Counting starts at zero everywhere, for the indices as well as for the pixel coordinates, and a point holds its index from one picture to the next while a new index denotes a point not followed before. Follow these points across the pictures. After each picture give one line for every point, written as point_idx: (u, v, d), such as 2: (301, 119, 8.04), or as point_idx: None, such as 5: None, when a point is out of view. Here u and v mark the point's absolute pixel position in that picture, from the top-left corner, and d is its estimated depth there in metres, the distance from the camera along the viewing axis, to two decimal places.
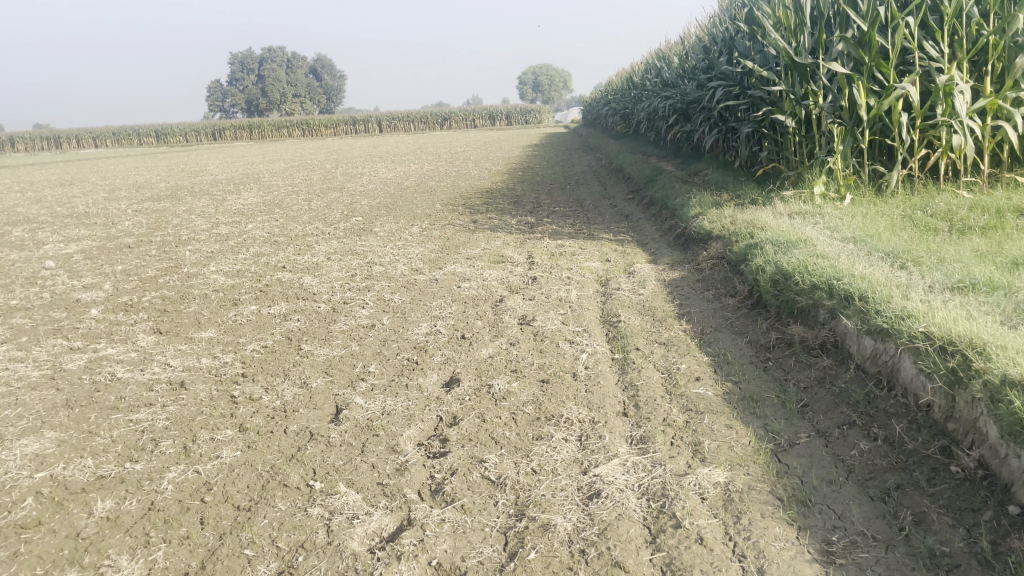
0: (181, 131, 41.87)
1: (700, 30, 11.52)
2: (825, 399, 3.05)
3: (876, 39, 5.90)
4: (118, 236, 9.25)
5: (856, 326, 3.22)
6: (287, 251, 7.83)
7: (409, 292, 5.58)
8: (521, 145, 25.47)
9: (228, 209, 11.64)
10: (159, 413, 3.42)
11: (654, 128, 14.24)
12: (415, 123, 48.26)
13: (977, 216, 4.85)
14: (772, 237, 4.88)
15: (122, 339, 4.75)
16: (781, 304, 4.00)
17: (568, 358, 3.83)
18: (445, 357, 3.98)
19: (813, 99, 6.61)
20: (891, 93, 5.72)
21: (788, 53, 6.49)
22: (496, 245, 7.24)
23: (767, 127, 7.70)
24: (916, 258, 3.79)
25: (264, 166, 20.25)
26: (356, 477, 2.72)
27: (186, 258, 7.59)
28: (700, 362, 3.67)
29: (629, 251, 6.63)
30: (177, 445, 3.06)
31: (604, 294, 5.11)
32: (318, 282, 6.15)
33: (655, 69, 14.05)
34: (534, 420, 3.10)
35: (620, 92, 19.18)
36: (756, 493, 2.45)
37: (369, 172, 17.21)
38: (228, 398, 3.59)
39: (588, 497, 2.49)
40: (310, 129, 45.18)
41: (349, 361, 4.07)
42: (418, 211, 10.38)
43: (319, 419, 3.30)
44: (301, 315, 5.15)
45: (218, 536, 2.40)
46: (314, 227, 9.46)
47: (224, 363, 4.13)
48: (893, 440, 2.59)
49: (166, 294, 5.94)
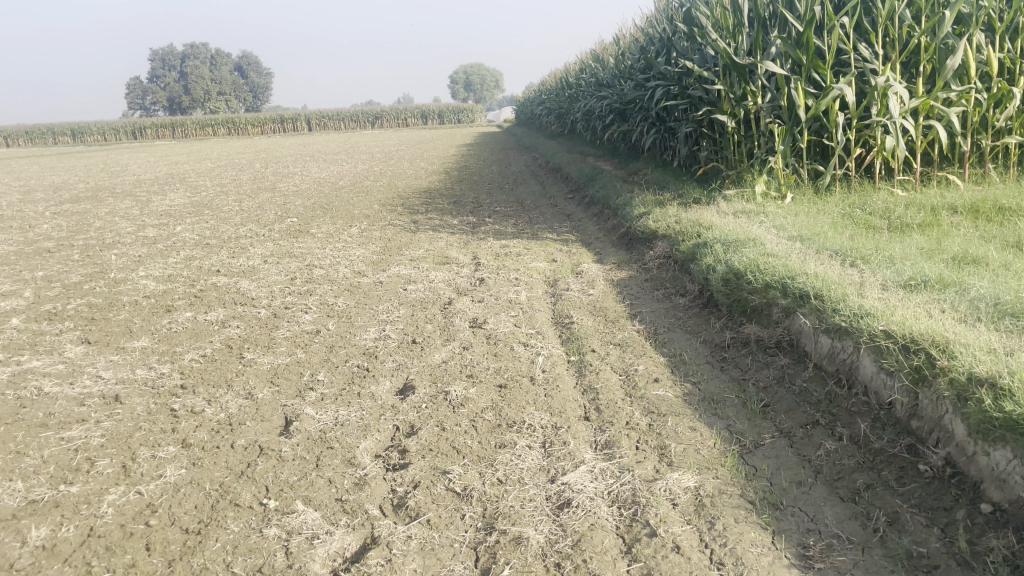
0: (100, 130, 40.32)
1: (636, 31, 11.61)
2: (785, 398, 3.05)
3: (813, 40, 6.00)
4: (36, 241, 8.78)
5: (813, 325, 3.23)
6: (221, 254, 7.54)
7: (353, 295, 5.43)
8: (456, 144, 25.32)
9: (155, 211, 11.21)
10: (93, 430, 3.20)
11: (590, 128, 14.31)
12: (347, 124, 47.62)
13: (914, 212, 4.97)
14: (720, 236, 4.91)
15: (47, 350, 4.47)
16: (734, 304, 4.01)
17: (524, 362, 3.76)
18: (397, 364, 3.86)
19: (752, 99, 6.69)
20: (829, 93, 5.82)
21: (728, 53, 6.55)
22: (440, 246, 7.12)
23: (706, 126, 7.78)
24: (865, 256, 3.84)
25: (190, 166, 19.62)
26: (313, 494, 2.58)
27: (112, 263, 7.24)
28: (656, 363, 3.64)
29: (574, 250, 6.61)
30: (116, 465, 2.87)
31: (554, 295, 5.06)
32: (256, 286, 5.93)
33: (591, 70, 14.12)
34: (495, 428, 3.02)
35: (554, 92, 19.25)
36: (728, 497, 2.41)
37: (301, 172, 16.82)
38: (168, 412, 3.40)
39: (557, 507, 2.42)
40: (236, 128, 44.07)
41: (295, 369, 3.91)
42: (355, 212, 10.16)
43: (268, 432, 3.14)
44: (241, 321, 4.95)
45: (167, 563, 2.24)
46: (248, 229, 9.16)
47: (161, 374, 3.92)
48: (858, 439, 2.60)
49: (92, 302, 5.63)
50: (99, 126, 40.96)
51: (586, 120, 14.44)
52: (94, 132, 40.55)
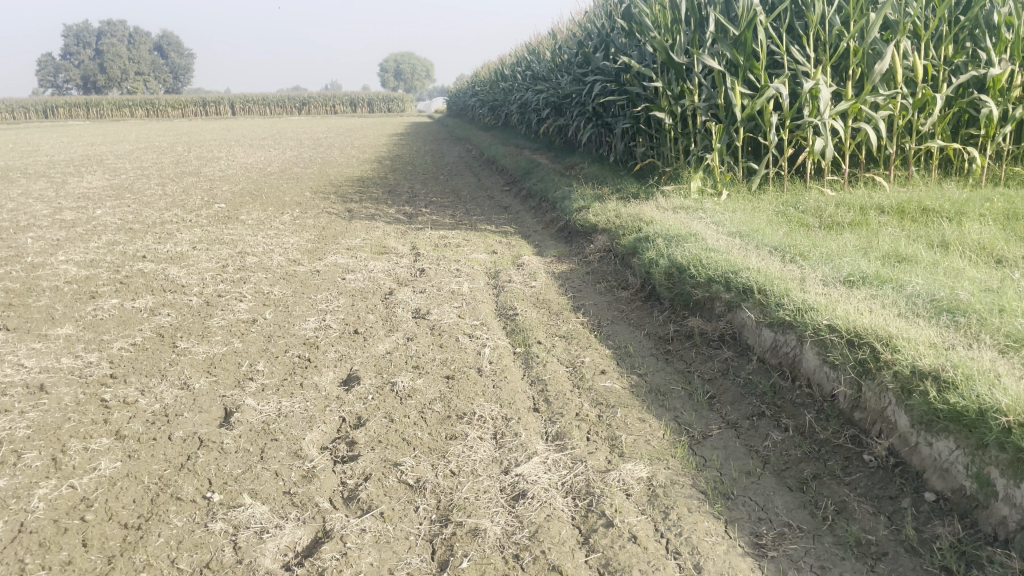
0: (8, 107, 38.39)
1: (573, 26, 11.67)
2: (731, 390, 3.11)
3: (750, 41, 6.12)
4: None
5: (757, 319, 3.31)
6: (146, 239, 7.26)
7: (290, 284, 5.29)
8: (388, 133, 25.01)
9: (71, 193, 10.71)
10: (17, 421, 3.04)
11: (525, 120, 14.34)
12: (272, 108, 46.53)
13: (844, 211, 5.14)
14: (662, 231, 4.97)
15: None
16: (676, 297, 4.07)
17: (471, 353, 3.73)
18: (340, 354, 3.78)
19: (690, 97, 6.79)
20: (765, 93, 5.96)
21: (666, 50, 6.63)
22: (377, 235, 7.01)
23: (644, 122, 7.88)
24: (803, 252, 3.95)
25: (108, 148, 18.80)
26: (259, 487, 2.50)
27: (27, 246, 6.89)
28: (602, 355, 3.66)
29: (513, 243, 6.60)
30: (45, 457, 2.72)
31: (496, 287, 5.04)
32: (186, 273, 5.72)
33: (527, 62, 14.13)
34: (444, 419, 2.98)
35: (487, 84, 19.22)
36: (680, 487, 2.44)
37: (228, 157, 16.33)
38: (98, 402, 3.25)
39: (512, 499, 2.41)
40: (156, 109, 42.53)
41: (233, 359, 3.78)
42: (286, 199, 9.92)
43: (207, 423, 3.03)
44: (172, 308, 4.76)
45: (106, 560, 2.13)
46: (173, 214, 8.84)
47: (88, 363, 3.74)
48: (803, 430, 2.67)
49: (9, 287, 5.34)
50: (7, 104, 38.88)
51: (521, 113, 14.44)
52: (2, 108, 38.52)
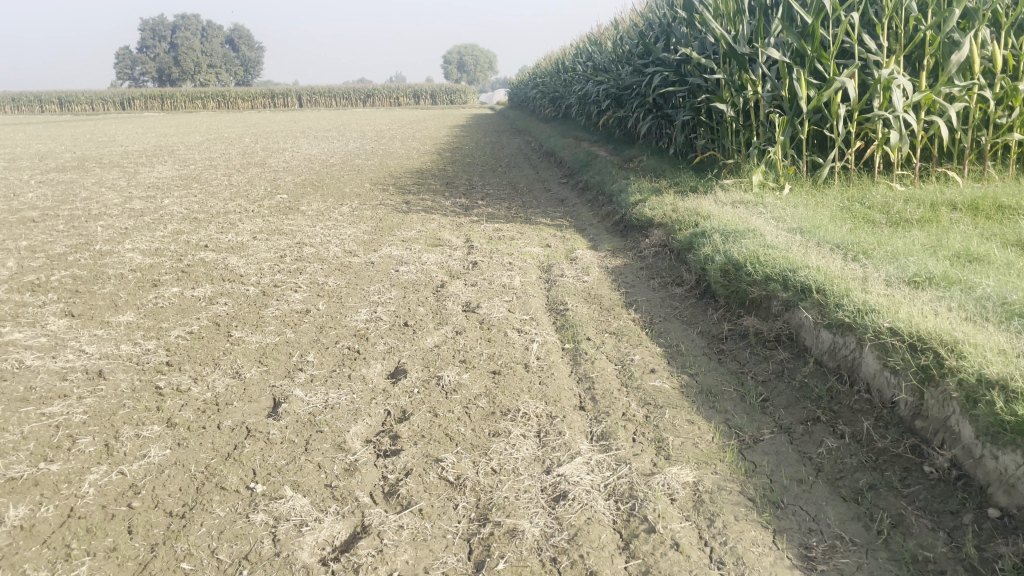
0: (88, 99, 40.03)
1: (635, 17, 11.50)
2: (785, 393, 3.00)
3: (819, 31, 5.84)
4: (21, 211, 8.64)
5: (815, 319, 3.18)
6: (209, 229, 7.43)
7: (344, 275, 5.33)
8: (451, 124, 25.16)
9: (142, 183, 11.04)
10: (75, 406, 3.12)
11: (585, 112, 14.21)
12: (337, 100, 47.28)
13: (913, 207, 4.92)
14: (719, 226, 4.85)
15: (30, 321, 4.37)
16: (732, 295, 3.96)
17: (519, 348, 3.69)
18: (389, 346, 3.79)
19: (753, 88, 6.58)
20: (832, 85, 5.71)
21: (729, 40, 6.43)
22: (432, 228, 7.03)
23: (704, 114, 7.70)
24: (867, 250, 3.79)
25: (179, 139, 19.31)
26: (302, 479, 2.51)
27: (97, 234, 7.11)
28: (653, 353, 3.58)
29: (568, 236, 6.54)
30: (98, 443, 2.79)
31: (548, 281, 4.99)
32: (245, 262, 5.83)
33: (588, 52, 13.98)
34: (489, 415, 2.95)
35: (549, 76, 19.12)
36: (727, 494, 2.36)
37: (292, 148, 16.65)
38: (153, 390, 3.31)
39: (553, 500, 2.36)
40: (227, 101, 43.60)
41: (285, 349, 3.82)
42: (346, 190, 10.03)
43: (256, 413, 3.07)
44: (229, 297, 4.85)
45: (149, 548, 2.16)
46: (237, 203, 9.03)
47: (146, 350, 3.82)
48: (860, 438, 2.55)
49: (77, 274, 5.52)
50: (87, 96, 40.36)
51: (581, 104, 14.30)
52: (82, 100, 40.02)
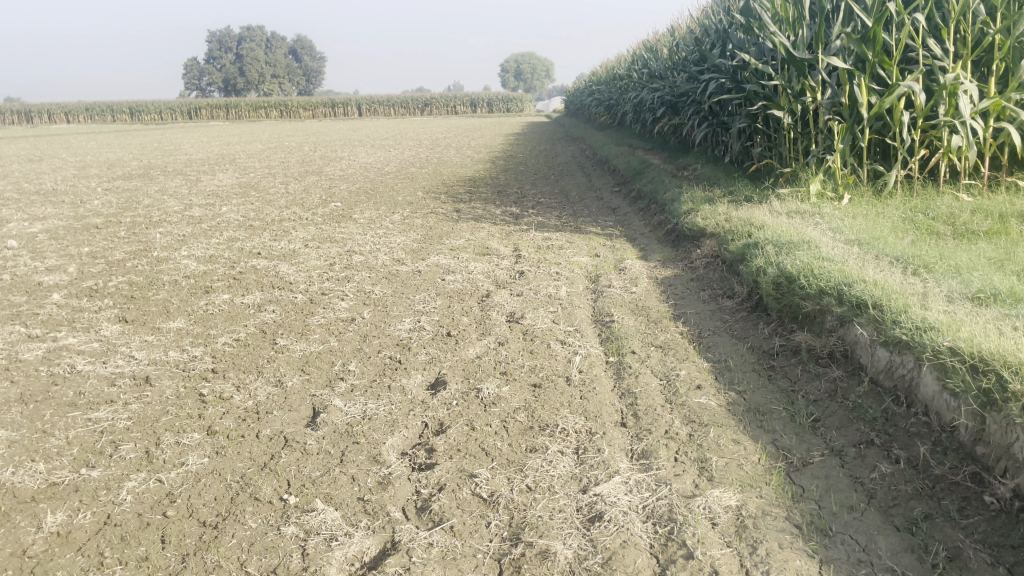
0: (157, 110, 41.36)
1: (691, 23, 11.34)
2: (837, 414, 2.87)
3: (881, 35, 5.62)
4: (86, 217, 8.91)
5: (870, 336, 3.04)
6: (263, 236, 7.54)
7: (391, 283, 5.34)
8: (506, 133, 25.18)
9: (203, 191, 11.30)
10: (120, 412, 3.16)
11: (640, 120, 14.06)
12: (396, 109, 47.86)
13: (979, 219, 4.69)
14: (772, 237, 4.70)
15: (85, 327, 4.47)
16: (784, 309, 3.82)
17: (561, 361, 3.63)
18: (431, 356, 3.76)
19: (811, 95, 6.38)
20: (894, 92, 5.49)
21: (787, 45, 6.25)
22: (481, 236, 7.01)
23: (761, 122, 7.52)
24: (928, 264, 3.62)
25: (241, 147, 19.77)
26: (335, 492, 2.49)
27: (156, 241, 7.28)
28: (699, 369, 3.48)
29: (618, 246, 6.44)
30: (139, 450, 2.81)
31: (595, 292, 4.91)
32: (295, 270, 5.89)
33: (643, 60, 13.85)
34: (527, 430, 2.89)
35: (604, 83, 19.00)
36: (772, 519, 2.25)
37: (349, 157, 16.89)
38: (196, 397, 3.34)
39: (588, 521, 2.29)
40: (288, 110, 44.52)
41: (328, 358, 3.83)
42: (399, 199, 10.09)
43: (295, 422, 3.06)
44: (277, 305, 4.89)
45: (180, 558, 2.16)
46: (292, 211, 9.16)
47: (193, 357, 3.87)
48: (916, 463, 2.42)
49: (133, 280, 5.65)
50: (155, 105, 41.67)
51: (635, 111, 14.17)
52: (152, 111, 41.34)
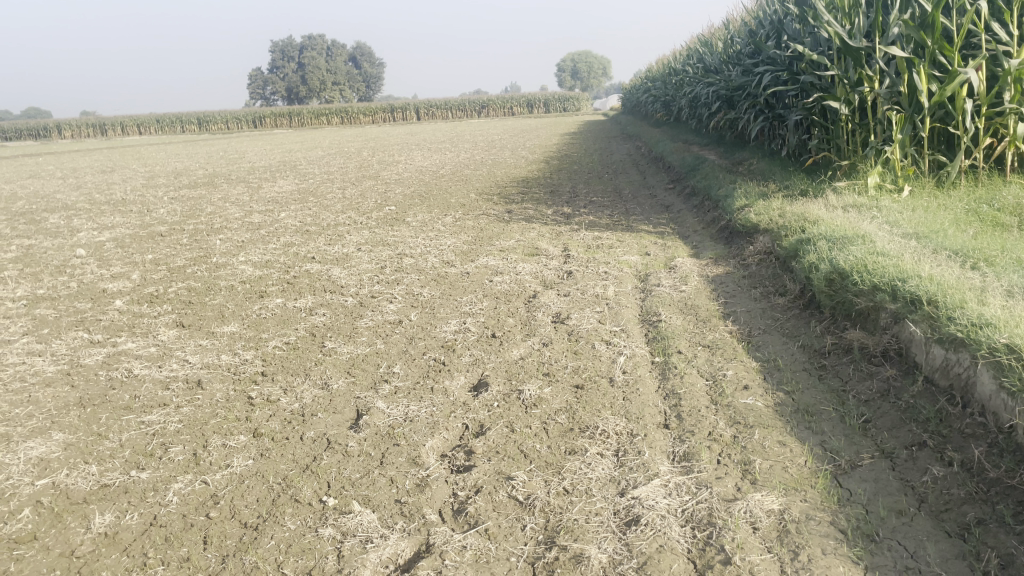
0: (223, 120, 42.55)
1: (747, 15, 11.11)
2: (889, 415, 2.76)
3: (940, 21, 5.39)
4: (151, 225, 9.21)
5: (925, 334, 2.91)
6: (318, 241, 7.67)
7: (440, 285, 5.36)
8: (561, 132, 25.12)
9: (263, 198, 11.56)
10: (172, 415, 3.25)
11: (696, 115, 13.84)
12: (453, 112, 48.27)
13: None
14: (826, 232, 4.56)
15: (143, 332, 4.61)
16: (837, 306, 3.70)
17: (605, 362, 3.59)
18: (474, 358, 3.76)
19: (869, 85, 6.16)
20: (955, 79, 5.25)
21: (842, 35, 6.05)
22: (532, 237, 6.99)
23: (818, 114, 7.31)
24: (989, 258, 3.47)
25: (301, 154, 20.19)
26: (372, 494, 2.50)
27: (216, 247, 7.48)
28: (747, 368, 3.39)
29: (669, 244, 6.35)
30: (187, 452, 2.88)
31: (643, 291, 4.84)
32: (347, 274, 5.97)
33: (698, 54, 13.63)
34: (567, 432, 2.87)
35: (660, 79, 18.76)
36: (816, 524, 2.18)
37: (406, 160, 17.07)
38: (245, 400, 3.41)
39: (625, 524, 2.25)
40: (347, 116, 45.28)
41: (373, 360, 3.86)
42: (452, 201, 10.14)
43: (338, 424, 3.09)
44: (328, 309, 4.96)
45: (220, 559, 2.20)
46: (348, 216, 9.30)
47: (244, 360, 3.95)
48: (971, 466, 2.30)
49: (192, 285, 5.81)
50: (220, 115, 42.88)
51: (691, 106, 13.95)
52: (218, 121, 42.51)
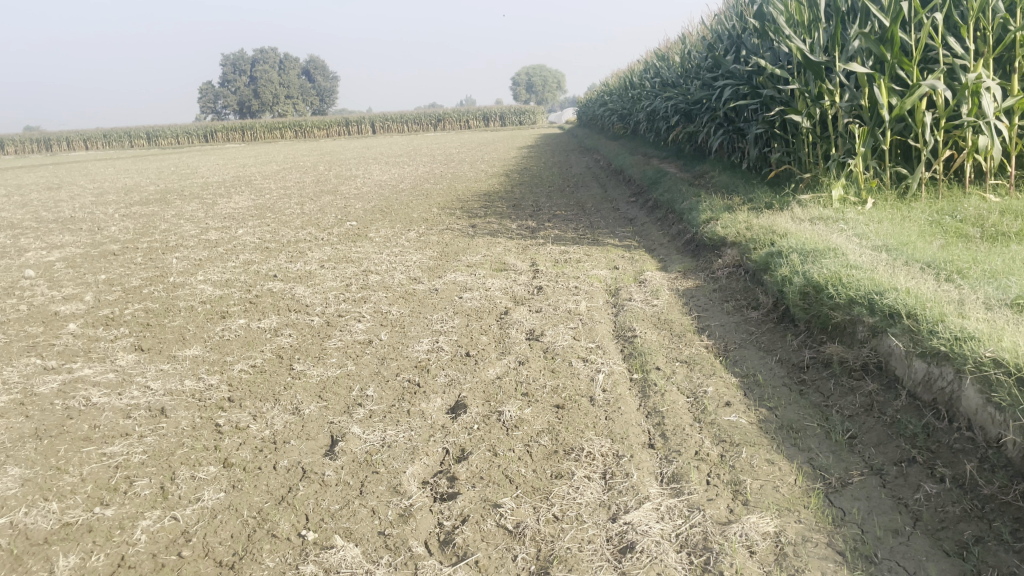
0: (173, 134, 41.77)
1: (704, 31, 11.24)
2: (875, 430, 2.75)
3: (899, 36, 5.46)
4: (104, 244, 8.92)
5: (905, 347, 2.92)
6: (279, 258, 7.49)
7: (408, 303, 5.26)
8: (517, 146, 25.17)
9: (219, 214, 11.29)
10: (135, 446, 3.09)
11: (654, 128, 13.95)
12: (408, 124, 48.16)
13: (1010, 220, 4.54)
14: (796, 245, 4.58)
15: (100, 357, 4.43)
16: (812, 319, 3.71)
17: (584, 380, 3.53)
18: (450, 378, 3.67)
19: (829, 99, 6.23)
20: (915, 92, 5.32)
21: (803, 50, 6.11)
22: (498, 252, 6.92)
23: (778, 127, 7.39)
24: (961, 270, 3.50)
25: (256, 169, 19.87)
26: (354, 526, 2.40)
27: (172, 266, 7.26)
28: (727, 384, 3.36)
29: (636, 257, 6.34)
30: (154, 486, 2.74)
31: (616, 306, 4.80)
32: (311, 292, 5.83)
33: (654, 67, 13.75)
34: (552, 454, 2.80)
35: (616, 93, 18.91)
36: (813, 546, 2.14)
37: (364, 175, 16.90)
38: (212, 428, 3.27)
39: (619, 552, 2.19)
40: (302, 130, 44.79)
41: (345, 383, 3.74)
42: (414, 216, 10.03)
43: (312, 452, 2.98)
44: (294, 329, 4.83)
45: None
46: (308, 232, 9.14)
47: (209, 386, 3.80)
48: (963, 482, 2.29)
49: (149, 307, 5.61)
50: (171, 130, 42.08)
51: (649, 119, 14.03)
52: (168, 135, 41.70)
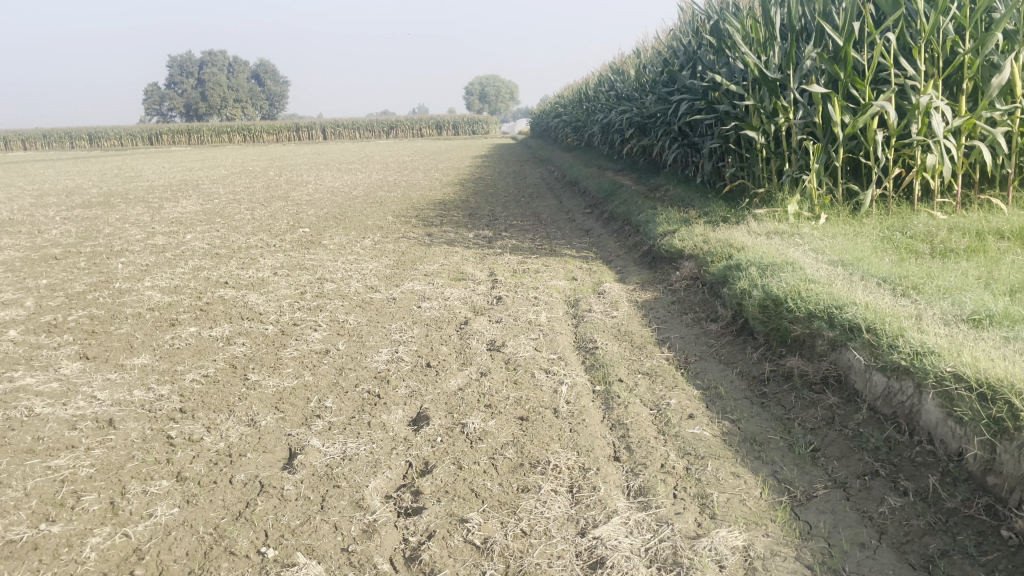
0: (117, 136, 40.70)
1: (659, 45, 11.38)
2: (837, 443, 2.78)
3: (852, 55, 5.58)
4: (44, 247, 8.61)
5: (865, 361, 2.96)
6: (230, 265, 7.32)
7: (365, 312, 5.17)
8: (471, 155, 25.15)
9: (166, 218, 11.01)
10: (82, 459, 2.96)
11: (608, 140, 14.07)
12: (360, 131, 47.76)
13: (957, 237, 4.67)
14: (754, 258, 4.63)
15: (43, 365, 4.25)
16: (772, 332, 3.74)
17: (547, 392, 3.50)
18: (411, 390, 3.60)
19: (784, 116, 6.34)
20: (868, 111, 5.44)
21: (760, 66, 6.20)
22: (455, 261, 6.87)
23: (733, 142, 7.49)
24: (916, 285, 3.58)
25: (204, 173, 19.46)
26: (316, 542, 2.33)
27: (118, 272, 7.03)
28: (690, 397, 3.37)
29: (594, 268, 6.36)
30: (103, 501, 2.63)
31: (576, 317, 4.80)
32: (265, 300, 5.70)
33: (610, 81, 13.86)
34: (517, 468, 2.76)
35: (571, 105, 19.03)
36: (782, 560, 2.14)
37: (316, 181, 16.68)
38: (164, 440, 3.15)
39: (589, 567, 2.16)
40: (251, 135, 44.07)
41: (302, 394, 3.65)
42: (368, 223, 9.91)
43: (269, 465, 2.89)
44: (247, 337, 4.71)
45: None
46: (259, 238, 8.96)
47: (159, 396, 3.67)
48: (926, 496, 2.34)
49: (94, 314, 5.41)
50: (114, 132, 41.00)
51: (603, 131, 14.13)
52: (112, 137, 40.61)
